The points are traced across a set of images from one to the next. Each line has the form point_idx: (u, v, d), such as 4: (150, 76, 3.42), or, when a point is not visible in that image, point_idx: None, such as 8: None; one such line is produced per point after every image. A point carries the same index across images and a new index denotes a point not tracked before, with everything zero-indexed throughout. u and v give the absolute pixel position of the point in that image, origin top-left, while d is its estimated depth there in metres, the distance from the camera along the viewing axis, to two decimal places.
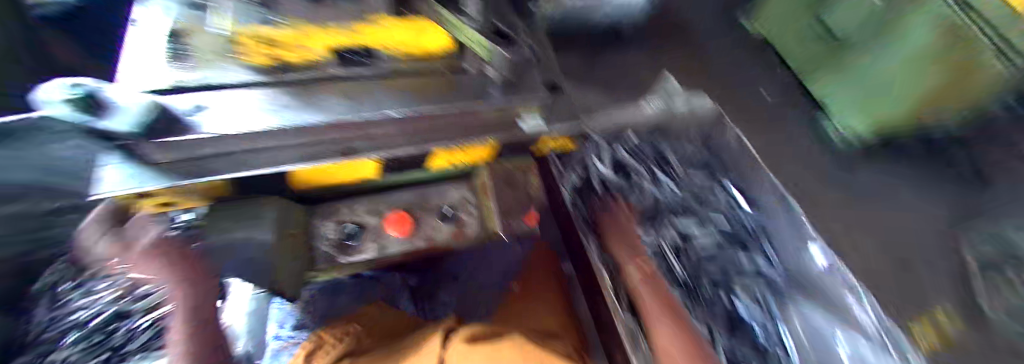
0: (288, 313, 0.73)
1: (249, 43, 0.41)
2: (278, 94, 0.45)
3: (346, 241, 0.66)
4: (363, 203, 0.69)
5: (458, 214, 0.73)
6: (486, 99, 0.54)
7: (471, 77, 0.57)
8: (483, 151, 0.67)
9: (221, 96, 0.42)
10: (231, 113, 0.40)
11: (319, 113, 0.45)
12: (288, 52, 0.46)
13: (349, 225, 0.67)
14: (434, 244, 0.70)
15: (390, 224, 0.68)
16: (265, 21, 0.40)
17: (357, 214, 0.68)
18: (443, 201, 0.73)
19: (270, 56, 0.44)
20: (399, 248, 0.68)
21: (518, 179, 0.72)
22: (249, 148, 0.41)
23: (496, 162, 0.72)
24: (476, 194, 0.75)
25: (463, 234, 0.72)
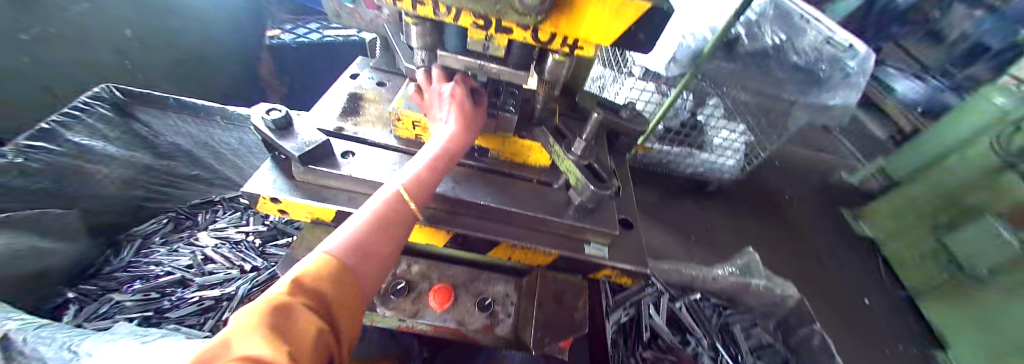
0: None
1: (405, 121, 0.68)
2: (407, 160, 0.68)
3: (389, 294, 0.68)
4: (421, 265, 0.74)
5: (496, 309, 0.71)
6: (559, 215, 0.65)
7: (552, 191, 0.70)
8: (541, 255, 0.68)
9: (376, 150, 0.68)
10: (371, 165, 0.64)
11: None
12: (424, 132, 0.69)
13: (400, 282, 0.70)
14: (462, 331, 0.67)
15: (432, 294, 0.69)
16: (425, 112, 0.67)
17: (411, 273, 0.72)
18: (487, 291, 0.73)
19: (415, 134, 0.70)
20: (430, 320, 0.66)
21: (567, 296, 0.69)
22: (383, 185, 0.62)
23: (549, 271, 0.73)
24: (521, 295, 0.73)
25: (493, 332, 0.68)
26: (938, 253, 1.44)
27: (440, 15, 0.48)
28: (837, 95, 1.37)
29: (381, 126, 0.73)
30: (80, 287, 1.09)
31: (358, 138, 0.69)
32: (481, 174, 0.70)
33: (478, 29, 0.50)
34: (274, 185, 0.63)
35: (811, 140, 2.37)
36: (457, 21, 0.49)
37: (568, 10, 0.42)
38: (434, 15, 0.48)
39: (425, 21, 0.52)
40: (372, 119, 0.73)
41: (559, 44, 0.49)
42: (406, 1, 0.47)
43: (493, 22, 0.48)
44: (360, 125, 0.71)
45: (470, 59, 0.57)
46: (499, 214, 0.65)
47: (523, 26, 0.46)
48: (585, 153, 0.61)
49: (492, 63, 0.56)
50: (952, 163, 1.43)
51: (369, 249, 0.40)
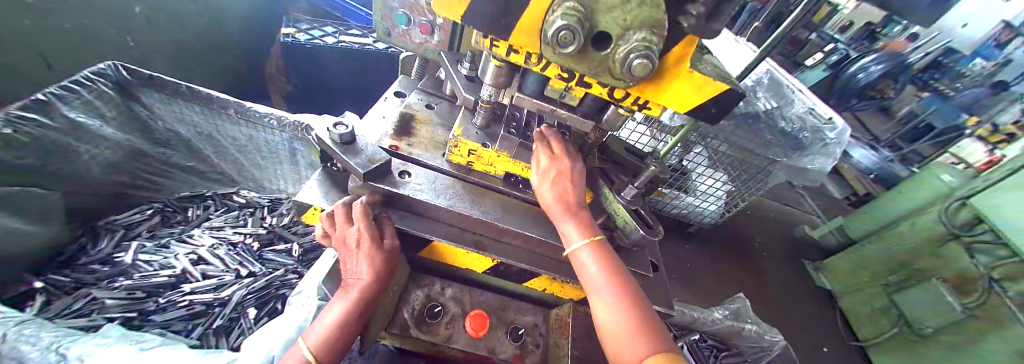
0: None
1: (461, 150, 0.70)
2: (460, 185, 0.71)
3: (424, 318, 0.69)
4: (453, 288, 0.75)
5: (526, 338, 0.73)
6: None
7: None
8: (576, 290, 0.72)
9: (429, 172, 0.70)
10: (427, 188, 0.67)
11: (481, 210, 0.67)
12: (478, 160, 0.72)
13: (435, 305, 0.71)
14: (493, 359, 0.68)
15: (469, 319, 0.70)
16: (483, 143, 0.70)
17: (444, 297, 0.73)
18: (518, 321, 0.75)
19: (468, 161, 0.72)
20: (463, 346, 0.67)
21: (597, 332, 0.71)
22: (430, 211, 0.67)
23: (580, 305, 0.76)
24: (549, 326, 0.76)
25: (523, 362, 0.70)
26: (888, 309, 1.60)
27: (531, 63, 0.52)
28: (816, 160, 1.52)
29: (433, 151, 0.75)
30: (51, 278, 0.98)
31: (411, 158, 0.71)
32: (525, 206, 0.73)
33: (560, 80, 0.55)
34: (326, 198, 0.63)
35: (781, 194, 2.59)
36: (544, 70, 0.54)
37: (657, 77, 0.48)
38: (524, 63, 0.53)
39: (508, 64, 0.57)
40: (424, 142, 0.76)
41: (630, 103, 0.55)
42: (504, 47, 0.51)
43: (577, 76, 0.53)
44: (414, 148, 0.73)
45: (544, 103, 0.62)
46: (543, 247, 0.69)
47: (606, 85, 0.52)
48: (634, 199, 0.67)
49: (562, 109, 0.62)
50: (902, 227, 1.60)
51: (343, 337, 0.54)
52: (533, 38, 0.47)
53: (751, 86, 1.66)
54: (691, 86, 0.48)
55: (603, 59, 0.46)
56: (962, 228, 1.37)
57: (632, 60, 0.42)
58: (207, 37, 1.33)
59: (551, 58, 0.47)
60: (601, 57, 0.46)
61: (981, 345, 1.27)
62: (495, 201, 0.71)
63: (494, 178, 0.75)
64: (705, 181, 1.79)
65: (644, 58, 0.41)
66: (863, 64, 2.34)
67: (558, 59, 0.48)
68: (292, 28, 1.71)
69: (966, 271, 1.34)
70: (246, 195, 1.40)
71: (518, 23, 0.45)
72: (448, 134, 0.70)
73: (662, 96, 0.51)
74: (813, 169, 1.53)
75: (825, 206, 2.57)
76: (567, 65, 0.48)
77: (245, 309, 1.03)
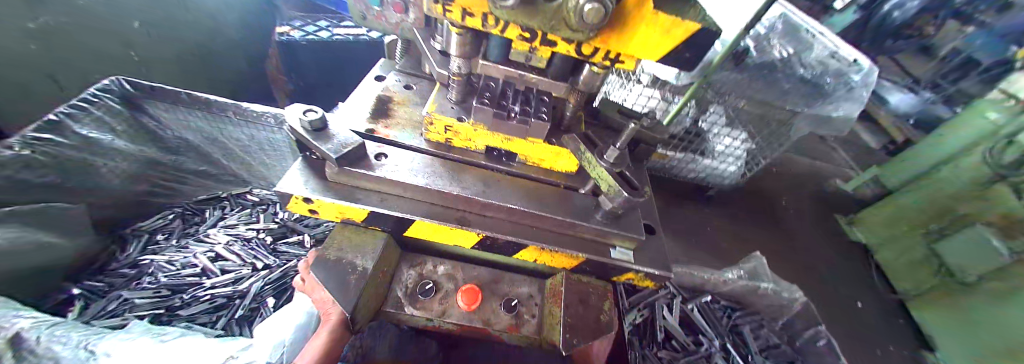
0: None
1: (438, 126, 0.68)
2: (440, 163, 0.69)
3: (416, 295, 0.69)
4: (446, 265, 0.75)
5: (521, 309, 0.73)
6: (587, 220, 0.68)
7: (578, 197, 0.72)
8: (568, 259, 0.70)
9: (406, 152, 0.69)
10: (405, 167, 0.65)
11: (461, 186, 0.66)
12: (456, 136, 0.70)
13: (427, 282, 0.71)
14: (488, 330, 0.69)
15: (461, 294, 0.70)
16: (458, 117, 0.67)
17: (437, 274, 0.73)
18: (512, 292, 0.75)
19: (446, 138, 0.70)
20: (456, 320, 0.67)
21: (591, 298, 0.70)
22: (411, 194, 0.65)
23: (573, 273, 0.74)
24: (543, 296, 0.76)
25: (519, 332, 0.70)
26: (928, 260, 1.49)
27: (488, 26, 0.49)
28: (841, 106, 1.35)
29: (411, 130, 0.73)
30: (87, 284, 1.06)
31: (388, 139, 0.70)
32: (510, 179, 0.71)
33: (523, 41, 0.51)
34: (306, 185, 0.63)
35: (807, 148, 2.43)
36: (503, 31, 0.50)
37: (621, 24, 0.44)
38: (482, 26, 0.49)
39: (469, 30, 0.53)
40: (403, 122, 0.74)
41: (600, 58, 0.51)
42: (456, 12, 0.47)
43: (539, 34, 0.49)
44: (390, 128, 0.72)
45: (512, 69, 0.60)
46: (527, 218, 0.67)
47: (570, 40, 0.48)
48: (618, 161, 0.63)
49: (531, 73, 0.62)
50: (945, 172, 1.47)
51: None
52: None
53: (764, 32, 1.51)
54: (656, 32, 0.43)
55: (556, 10, 0.42)
56: (1012, 168, 1.25)
57: (583, 7, 0.37)
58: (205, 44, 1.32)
59: (503, 16, 0.44)
60: (556, 10, 0.42)
61: None
62: (477, 177, 0.69)
63: (475, 153, 0.73)
64: (723, 141, 1.66)
65: (596, 2, 0.37)
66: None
67: (512, 17, 0.44)
68: (286, 26, 1.70)
69: (1013, 211, 1.23)
70: (258, 193, 1.43)
71: None
72: (422, 110, 0.67)
73: (631, 45, 0.46)
74: (841, 116, 1.34)
75: (858, 158, 2.40)
76: (522, 22, 0.44)
77: (263, 300, 1.08)
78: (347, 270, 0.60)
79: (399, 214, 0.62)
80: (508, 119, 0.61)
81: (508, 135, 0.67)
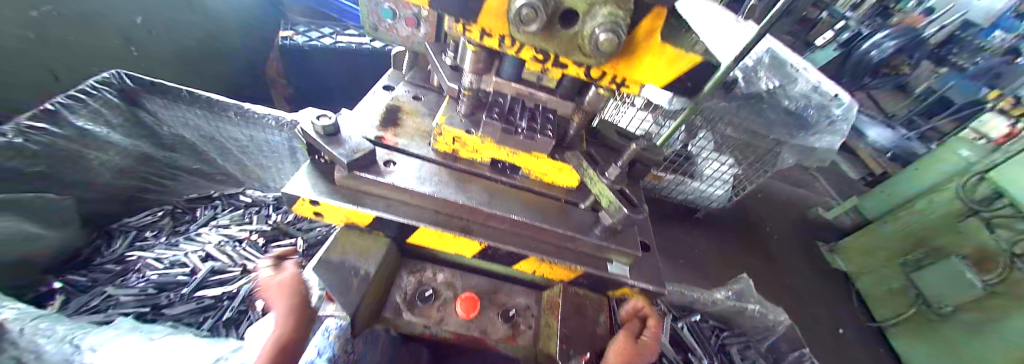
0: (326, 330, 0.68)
1: (446, 137, 0.70)
2: (449, 176, 0.71)
3: (414, 301, 0.70)
4: (445, 273, 0.76)
5: (518, 320, 0.74)
6: (586, 234, 0.70)
7: (579, 212, 0.74)
8: (566, 271, 0.72)
9: (415, 161, 0.71)
10: (411, 177, 0.67)
11: (467, 195, 0.68)
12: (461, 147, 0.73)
13: (426, 290, 0.72)
14: (485, 340, 0.69)
15: (460, 302, 0.70)
16: (467, 130, 0.69)
17: (436, 282, 0.74)
18: (509, 303, 0.76)
19: (453, 149, 0.72)
20: (453, 328, 0.68)
21: (588, 310, 0.72)
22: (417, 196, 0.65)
23: (570, 287, 0.76)
24: (540, 308, 0.77)
25: (515, 343, 0.70)
26: (904, 290, 1.55)
27: (454, 152, 0.73)
28: (824, 139, 1.48)
29: (419, 140, 0.75)
30: (68, 277, 1.01)
31: (396, 148, 0.72)
32: (513, 191, 0.74)
33: (474, 157, 0.73)
34: (313, 188, 0.64)
35: (792, 175, 2.52)
36: (463, 153, 0.73)
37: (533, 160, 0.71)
38: (450, 151, 0.73)
39: (442, 153, 0.74)
40: (411, 132, 0.76)
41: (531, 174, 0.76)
42: (440, 143, 0.72)
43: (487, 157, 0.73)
44: (399, 137, 0.74)
45: (474, 168, 0.74)
46: (529, 230, 0.69)
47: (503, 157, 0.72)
48: (617, 179, 0.66)
49: (504, 177, 0.75)
50: (920, 203, 1.53)
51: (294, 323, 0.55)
52: (451, 142, 0.71)
53: (751, 65, 1.50)
54: (553, 166, 0.72)
55: (491, 147, 0.69)
56: (982, 203, 1.32)
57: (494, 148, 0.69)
58: None
59: (463, 142, 0.70)
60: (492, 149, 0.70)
61: (998, 322, 1.23)
62: (482, 188, 0.71)
63: (480, 165, 0.75)
64: (711, 165, 1.76)
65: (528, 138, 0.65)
66: (876, 41, 2.23)
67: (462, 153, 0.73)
68: (290, 31, 1.64)
69: (986, 244, 1.30)
70: (253, 194, 1.41)
71: (443, 137, 0.70)
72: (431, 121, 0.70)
73: (542, 170, 0.74)
74: (822, 147, 1.49)
75: (840, 188, 2.49)
76: (538, 45, 0.47)
77: (251, 302, 1.04)
78: (349, 274, 0.62)
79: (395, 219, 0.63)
80: (516, 134, 0.65)
81: (515, 150, 0.69)
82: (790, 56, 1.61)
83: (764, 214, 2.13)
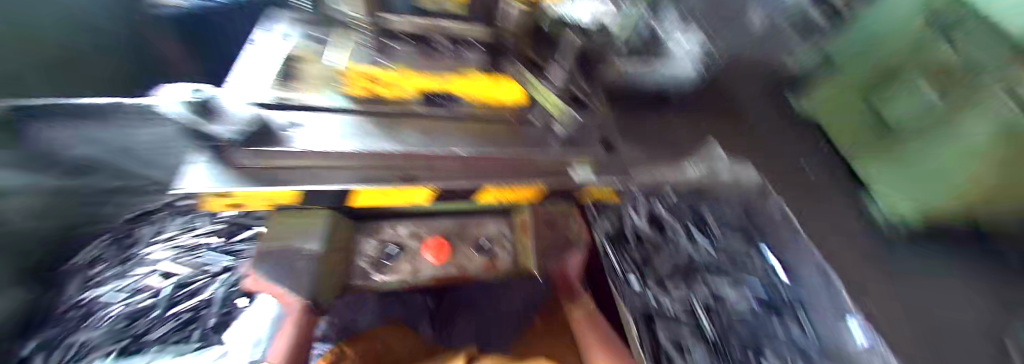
0: None
1: (355, 78, 0.56)
2: (372, 121, 0.54)
3: (381, 261, 0.66)
4: (406, 225, 0.70)
5: (494, 248, 0.73)
6: (548, 147, 0.61)
7: (533, 125, 0.65)
8: (530, 194, 0.64)
9: (319, 114, 0.52)
10: (322, 135, 0.50)
11: (400, 139, 0.54)
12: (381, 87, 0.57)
13: (391, 246, 0.68)
14: (466, 274, 0.70)
15: (428, 249, 0.67)
16: (379, 65, 0.58)
17: (399, 235, 0.69)
18: (482, 233, 0.74)
19: (368, 91, 0.55)
20: (431, 274, 0.67)
21: (560, 222, 0.71)
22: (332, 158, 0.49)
23: None
24: (514, 231, 0.75)
25: (496, 270, 0.71)
26: None
27: (372, 95, 0.56)
28: None
29: (318, 85, 0.54)
30: None
31: (293, 104, 0.51)
32: (456, 121, 0.59)
33: (398, 93, 0.57)
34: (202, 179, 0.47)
35: None
36: (382, 91, 0.56)
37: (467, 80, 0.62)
38: (366, 96, 0.56)
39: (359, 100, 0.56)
40: (303, 77, 0.55)
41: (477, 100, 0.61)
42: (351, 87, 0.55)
43: (413, 90, 0.58)
44: (288, 87, 0.53)
45: (404, 109, 0.56)
46: (483, 161, 0.57)
47: (432, 86, 0.60)
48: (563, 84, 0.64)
49: (446, 110, 0.59)
50: None
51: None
52: (362, 82, 0.55)
53: None
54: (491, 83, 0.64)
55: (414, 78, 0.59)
56: None
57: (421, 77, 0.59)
58: None
59: (376, 80, 0.57)
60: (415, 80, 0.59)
61: None
62: (416, 127, 0.56)
63: (410, 103, 0.58)
64: None
65: None
66: None
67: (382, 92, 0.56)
68: None
69: None
70: None
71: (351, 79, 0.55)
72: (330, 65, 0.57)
73: (486, 89, 0.62)
74: None
75: None
76: None
77: None
78: (293, 257, 0.52)
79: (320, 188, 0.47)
80: None
81: (445, 76, 0.60)
82: None
83: None
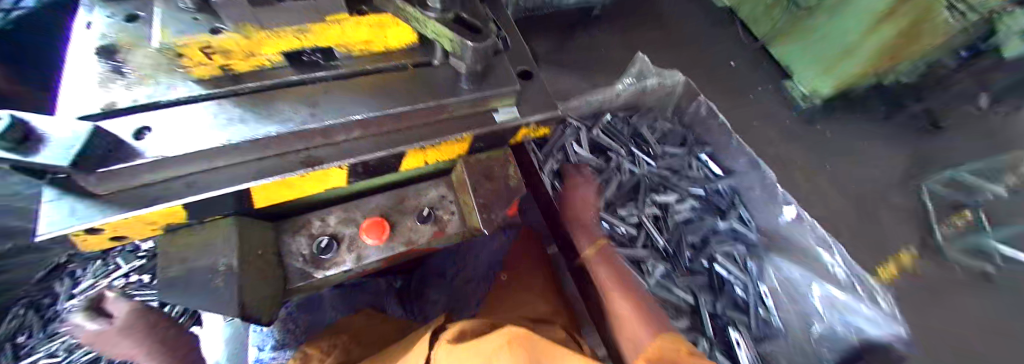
0: (267, 334, 0.70)
1: (190, 55, 0.44)
2: (242, 105, 0.48)
3: (319, 256, 0.63)
4: (337, 212, 0.66)
5: (438, 213, 0.70)
6: (455, 95, 0.59)
7: (437, 72, 0.61)
8: (457, 144, 0.64)
9: (177, 110, 0.46)
10: (183, 131, 0.44)
11: (281, 119, 0.48)
12: (237, 58, 0.48)
13: (325, 238, 0.64)
14: (415, 247, 0.67)
15: (367, 231, 0.64)
16: (211, 30, 0.42)
17: (331, 225, 0.65)
18: (421, 202, 0.71)
19: (220, 64, 0.47)
20: (377, 255, 0.64)
21: (496, 171, 0.70)
22: (211, 157, 0.45)
23: (472, 156, 0.70)
24: (455, 191, 0.73)
25: (446, 234, 0.69)
26: None
27: (225, 67, 0.48)
28: None
29: (165, 76, 0.48)
30: None
31: (140, 107, 0.45)
32: (345, 82, 0.55)
33: (257, 61, 0.49)
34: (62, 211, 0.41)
35: None
36: (235, 60, 0.48)
37: (343, 30, 0.50)
38: (218, 71, 0.48)
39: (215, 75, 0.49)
40: (143, 65, 0.49)
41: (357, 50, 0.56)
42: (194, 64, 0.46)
43: (276, 54, 0.49)
44: (129, 83, 0.47)
45: (271, 79, 0.51)
46: (386, 123, 0.56)
47: (298, 45, 0.49)
48: (449, 4, 0.50)
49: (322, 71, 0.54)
50: None
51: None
52: (203, 58, 0.45)
53: None
54: (372, 27, 0.52)
55: (267, 41, 0.46)
56: None
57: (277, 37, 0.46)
58: None
59: (216, 52, 0.45)
60: (271, 42, 0.47)
61: None
62: (297, 100, 0.51)
63: (282, 71, 0.53)
64: None
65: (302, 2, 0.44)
66: None
67: (237, 62, 0.48)
68: None
69: None
70: None
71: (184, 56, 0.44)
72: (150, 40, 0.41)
73: (365, 35, 0.53)
74: None
75: None
76: None
77: None
78: (207, 275, 0.47)
79: (214, 195, 0.45)
80: None
81: (306, 28, 0.46)
82: None
83: None
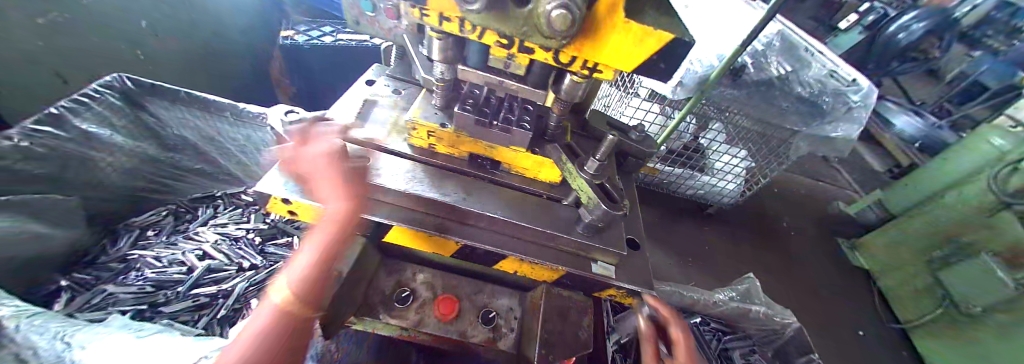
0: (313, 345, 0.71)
1: (421, 132, 0.68)
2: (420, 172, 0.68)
3: (392, 302, 0.68)
4: (426, 273, 0.74)
5: (499, 322, 0.70)
6: (568, 233, 0.66)
7: (561, 209, 0.71)
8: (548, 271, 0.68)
9: (389, 157, 0.69)
10: (385, 173, 0.64)
11: (440, 192, 0.65)
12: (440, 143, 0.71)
13: (404, 290, 0.70)
14: (464, 343, 0.66)
15: (438, 303, 0.69)
16: (440, 123, 0.67)
17: (415, 282, 0.72)
18: (491, 304, 0.73)
19: (429, 144, 0.70)
20: (432, 330, 0.65)
21: (572, 313, 0.68)
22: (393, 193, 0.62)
23: (555, 287, 0.73)
24: (524, 310, 0.73)
25: (496, 346, 0.67)
26: (932, 289, 1.42)
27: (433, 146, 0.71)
28: (841, 127, 1.34)
29: (395, 134, 0.74)
30: (74, 276, 0.97)
31: (371, 144, 0.70)
32: (493, 186, 0.71)
33: (449, 147, 0.71)
34: (285, 186, 0.62)
35: (812, 168, 2.38)
36: (440, 145, 0.70)
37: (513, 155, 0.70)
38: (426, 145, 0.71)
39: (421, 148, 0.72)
40: (387, 126, 0.75)
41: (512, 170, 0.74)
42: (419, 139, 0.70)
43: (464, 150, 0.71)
44: (375, 131, 0.73)
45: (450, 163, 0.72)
46: (501, 225, 0.65)
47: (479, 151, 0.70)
48: (599, 172, 0.61)
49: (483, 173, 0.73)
50: (949, 198, 1.42)
51: None
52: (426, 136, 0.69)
53: (762, 49, 1.51)
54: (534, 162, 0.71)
55: (466, 142, 0.68)
56: None
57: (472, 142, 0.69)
58: (225, 48, 1.28)
59: (437, 136, 0.68)
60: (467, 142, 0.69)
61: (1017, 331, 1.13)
62: (457, 183, 0.68)
63: (459, 160, 0.74)
64: (722, 158, 1.65)
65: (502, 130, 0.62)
66: (904, 22, 1.94)
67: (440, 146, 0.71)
68: (290, 30, 1.50)
69: None
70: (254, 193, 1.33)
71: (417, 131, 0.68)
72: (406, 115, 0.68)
73: (523, 164, 0.72)
74: (839, 136, 1.34)
75: (862, 180, 2.34)
76: (495, 28, 0.45)
77: (247, 300, 1.01)
78: None
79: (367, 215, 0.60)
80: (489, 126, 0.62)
81: (492, 144, 0.67)
82: (803, 40, 1.53)
83: (779, 210, 2.01)
